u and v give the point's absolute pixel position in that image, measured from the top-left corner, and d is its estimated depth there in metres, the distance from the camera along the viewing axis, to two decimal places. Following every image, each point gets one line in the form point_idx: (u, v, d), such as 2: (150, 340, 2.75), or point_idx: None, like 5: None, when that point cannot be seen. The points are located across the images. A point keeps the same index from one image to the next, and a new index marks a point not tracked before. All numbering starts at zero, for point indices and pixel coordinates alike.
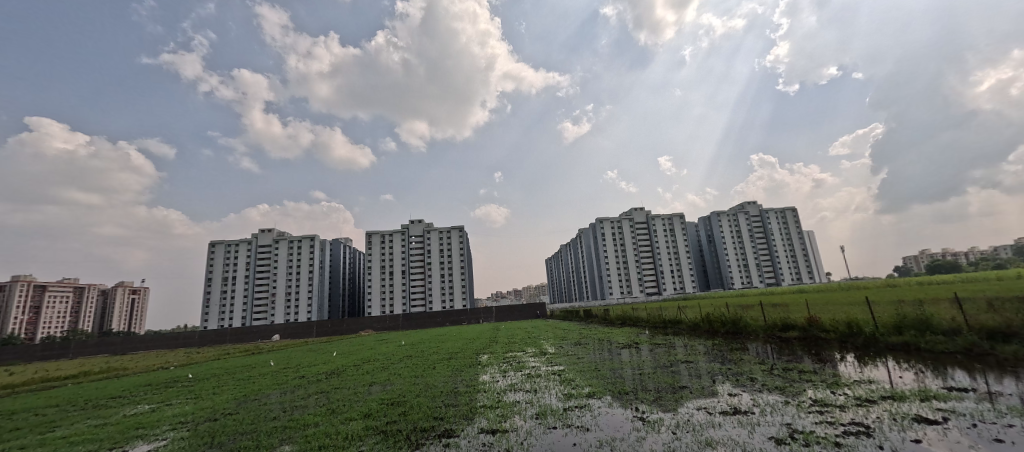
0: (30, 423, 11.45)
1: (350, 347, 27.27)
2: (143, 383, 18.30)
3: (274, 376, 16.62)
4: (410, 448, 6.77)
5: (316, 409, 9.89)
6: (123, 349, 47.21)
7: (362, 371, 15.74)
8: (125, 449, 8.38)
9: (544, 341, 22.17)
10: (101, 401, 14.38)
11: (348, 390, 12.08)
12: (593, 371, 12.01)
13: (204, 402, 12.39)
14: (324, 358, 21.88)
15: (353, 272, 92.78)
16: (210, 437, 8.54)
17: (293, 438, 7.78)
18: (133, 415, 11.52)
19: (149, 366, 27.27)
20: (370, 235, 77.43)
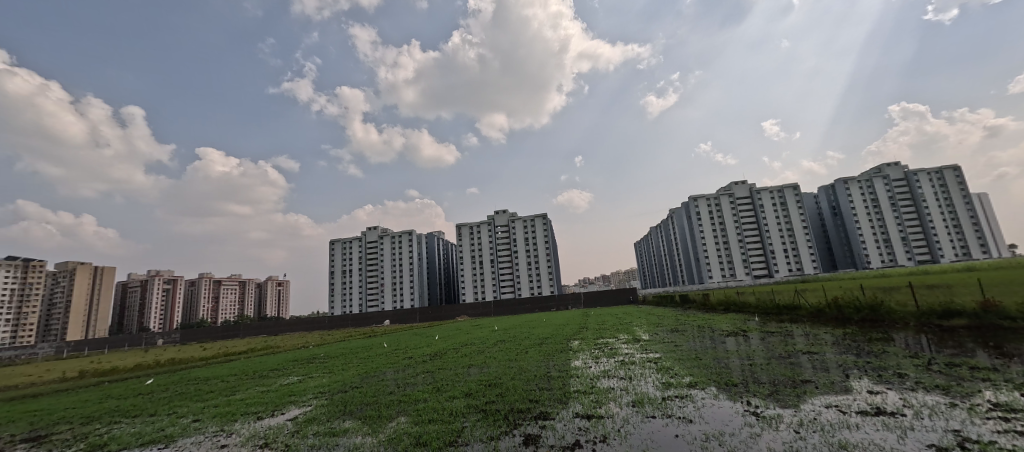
0: (219, 387, 14.58)
1: (449, 332, 29.33)
2: (290, 359, 22.03)
3: (388, 356, 18.71)
4: (509, 427, 7.06)
5: (423, 387, 10.84)
6: (274, 331, 57.30)
7: (461, 353, 16.84)
8: (282, 411, 10.20)
9: (638, 327, 21.27)
10: (262, 372, 17.65)
11: (450, 370, 13.04)
12: (694, 360, 11.21)
13: (335, 377, 14.44)
14: (428, 341, 23.87)
15: (446, 262, 99.31)
16: (341, 405, 9.94)
17: (406, 412, 8.65)
18: (284, 385, 13.92)
19: (293, 345, 32.65)
20: (460, 227, 81.88)
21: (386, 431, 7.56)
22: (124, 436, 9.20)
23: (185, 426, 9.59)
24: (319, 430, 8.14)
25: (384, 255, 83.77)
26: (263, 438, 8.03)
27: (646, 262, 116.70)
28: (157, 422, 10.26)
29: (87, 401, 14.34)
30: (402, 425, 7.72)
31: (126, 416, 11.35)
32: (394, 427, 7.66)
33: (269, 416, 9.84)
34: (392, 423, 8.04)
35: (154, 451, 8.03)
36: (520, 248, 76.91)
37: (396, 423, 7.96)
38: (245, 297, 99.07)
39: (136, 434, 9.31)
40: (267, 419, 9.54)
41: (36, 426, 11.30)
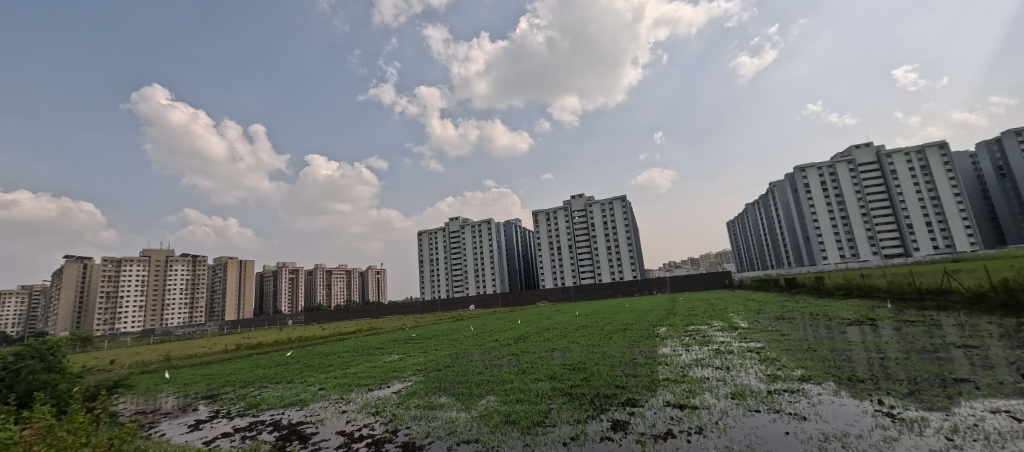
0: (336, 362, 16.81)
1: (531, 317, 29.97)
2: (390, 340, 24.48)
3: (475, 338, 19.84)
4: (595, 411, 7.03)
5: (509, 369, 11.27)
6: (376, 315, 63.94)
7: (543, 338, 17.10)
8: (387, 385, 11.43)
9: (734, 314, 19.53)
10: (368, 351, 19.90)
11: (533, 354, 13.34)
12: (806, 351, 9.97)
13: (429, 356, 15.71)
14: (511, 325, 24.70)
15: (525, 249, 101.01)
16: (436, 382, 10.81)
17: (495, 391, 9.09)
18: (387, 362, 15.56)
19: (392, 328, 36.15)
20: (537, 214, 82.40)
21: (477, 407, 8.05)
22: (270, 398, 11.15)
23: (313, 393, 11.27)
24: (419, 403, 8.96)
25: (466, 243, 87.94)
26: (374, 408, 9.07)
27: (741, 243, 106.00)
28: (292, 388, 12.22)
29: (241, 369, 17.57)
30: (492, 404, 8.14)
31: (269, 382, 13.70)
32: (484, 405, 8.11)
33: (377, 388, 11.09)
34: (482, 400, 8.51)
35: (294, 411, 9.64)
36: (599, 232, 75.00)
37: (485, 401, 8.43)
38: (350, 284, 111.92)
39: (278, 397, 11.19)
40: (375, 391, 10.75)
41: (210, 386, 14.21)
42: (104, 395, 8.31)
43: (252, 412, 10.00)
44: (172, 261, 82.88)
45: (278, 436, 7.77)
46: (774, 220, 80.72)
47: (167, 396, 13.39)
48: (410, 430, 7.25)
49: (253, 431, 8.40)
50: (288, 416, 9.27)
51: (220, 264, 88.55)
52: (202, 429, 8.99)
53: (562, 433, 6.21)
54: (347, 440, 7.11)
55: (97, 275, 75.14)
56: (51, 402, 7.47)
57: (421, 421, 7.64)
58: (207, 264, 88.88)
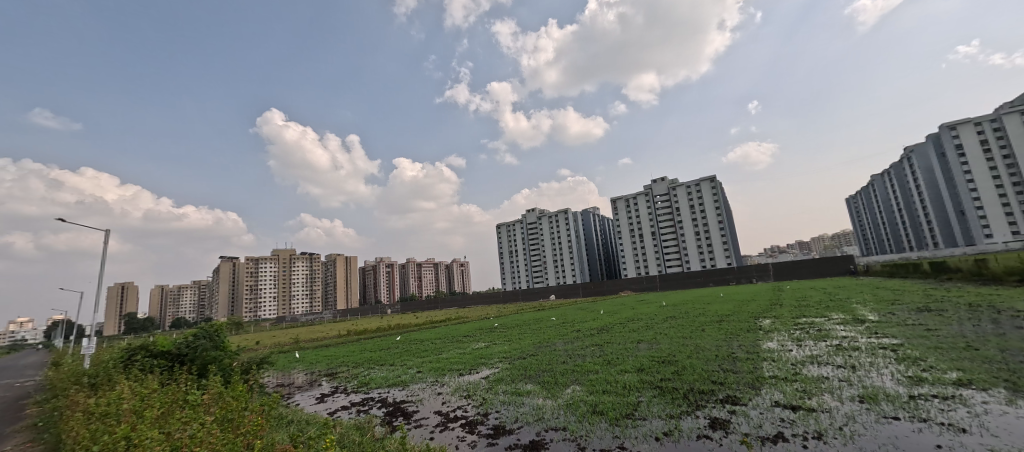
0: (430, 348, 18.17)
1: (613, 307, 29.12)
2: (477, 328, 25.71)
3: (558, 328, 19.93)
4: (690, 407, 6.62)
5: (595, 359, 11.12)
6: (462, 304, 67.64)
7: (629, 328, 16.51)
8: (476, 370, 12.06)
9: (859, 305, 16.76)
10: (457, 338, 21.18)
11: (619, 345, 12.94)
12: (965, 350, 8.17)
13: (514, 345, 16.18)
14: (593, 316, 24.29)
15: (605, 238, 98.21)
16: (522, 370, 11.09)
17: (580, 381, 9.07)
18: (475, 349, 16.39)
19: (478, 317, 37.92)
20: (615, 201, 79.50)
21: (564, 396, 8.12)
22: (377, 378, 12.50)
23: (412, 375, 12.38)
24: (507, 389, 9.30)
25: (544, 234, 88.34)
26: (466, 391, 9.65)
27: (866, 222, 90.20)
28: (395, 370, 13.54)
29: (352, 352, 19.96)
30: (578, 393, 8.12)
31: (375, 364, 15.36)
32: (571, 394, 8.13)
33: (468, 374, 11.75)
34: (568, 390, 8.54)
35: (398, 391, 10.67)
36: (685, 217, 69.88)
37: (571, 390, 8.45)
38: (438, 276, 119.80)
39: (383, 378, 12.50)
40: (466, 376, 11.41)
41: (329, 366, 16.42)
42: (254, 369, 10.09)
43: (364, 389, 11.32)
44: (294, 258, 96.73)
45: (386, 412, 8.70)
46: (912, 192, 67.17)
47: (298, 373, 15.77)
48: (499, 414, 7.57)
49: (366, 406, 9.51)
50: (392, 394, 10.31)
51: (330, 259, 101.03)
52: (325, 402, 10.44)
53: (654, 428, 5.96)
54: (443, 420, 7.67)
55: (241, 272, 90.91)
56: (218, 374, 9.29)
57: (509, 406, 7.94)
58: (320, 260, 102.13)
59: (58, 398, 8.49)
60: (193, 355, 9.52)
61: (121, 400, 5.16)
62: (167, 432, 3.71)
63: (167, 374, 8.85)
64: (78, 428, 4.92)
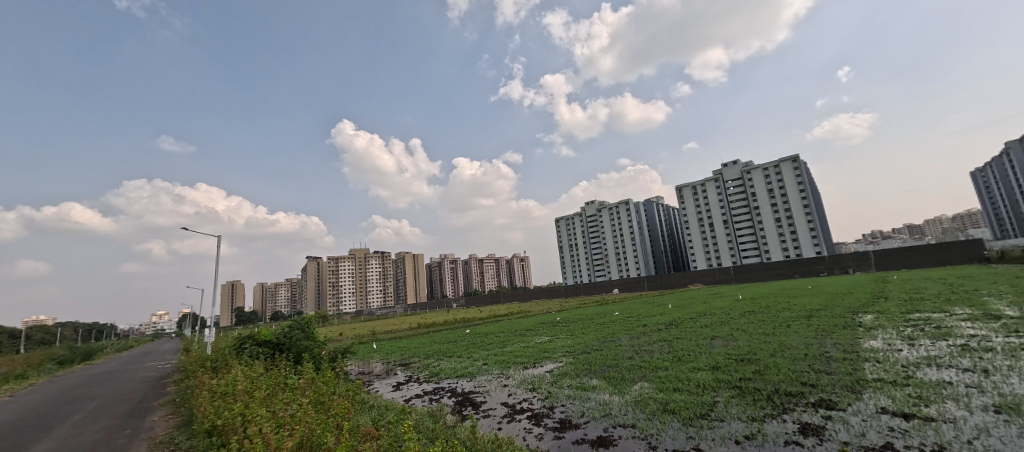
0: (494, 341, 18.61)
1: (682, 301, 27.60)
2: (540, 322, 25.85)
3: (623, 323, 19.36)
4: (775, 410, 6.07)
5: (665, 355, 10.61)
6: (524, 298, 68.45)
7: (701, 324, 15.54)
8: (540, 364, 12.11)
9: (991, 299, 14.14)
10: (520, 332, 21.47)
11: (691, 341, 12.24)
12: None
13: (577, 339, 16.03)
14: (661, 310, 23.22)
15: (670, 229, 93.29)
16: (587, 365, 10.94)
17: (649, 377, 8.73)
18: (538, 343, 16.48)
19: (540, 310, 38.08)
20: (681, 188, 75.08)
21: (631, 392, 7.88)
22: (446, 369, 13.12)
23: (478, 367, 12.78)
24: (572, 383, 9.25)
25: (605, 226, 86.13)
26: (531, 384, 9.75)
27: (1000, 200, 75.54)
28: (462, 362, 14.10)
29: (423, 344, 21.16)
30: (647, 390, 7.82)
31: (445, 356, 16.11)
32: (639, 391, 7.86)
33: (532, 367, 11.86)
34: (636, 386, 8.27)
35: (466, 382, 11.11)
36: (762, 202, 64.03)
37: (639, 386, 8.17)
38: (500, 271, 122.21)
39: (452, 369, 13.08)
40: (531, 369, 11.54)
41: (403, 356, 17.55)
42: (338, 358, 11.08)
43: (435, 379, 11.95)
44: (368, 256, 104.42)
45: (456, 402, 9.08)
46: None
47: (376, 362, 17.07)
48: (565, 408, 7.56)
49: (437, 395, 10.03)
50: (461, 385, 10.76)
51: (399, 257, 107.52)
52: (401, 389, 11.18)
53: (733, 430, 5.57)
54: (510, 411, 7.84)
55: (324, 270, 100.22)
56: (309, 361, 10.35)
57: (575, 401, 7.90)
58: (391, 258, 109.17)
59: (189, 377, 10.05)
60: (289, 343, 10.71)
61: (237, 381, 5.98)
62: (273, 411, 4.21)
63: (270, 360, 10.06)
64: (206, 405, 5.78)
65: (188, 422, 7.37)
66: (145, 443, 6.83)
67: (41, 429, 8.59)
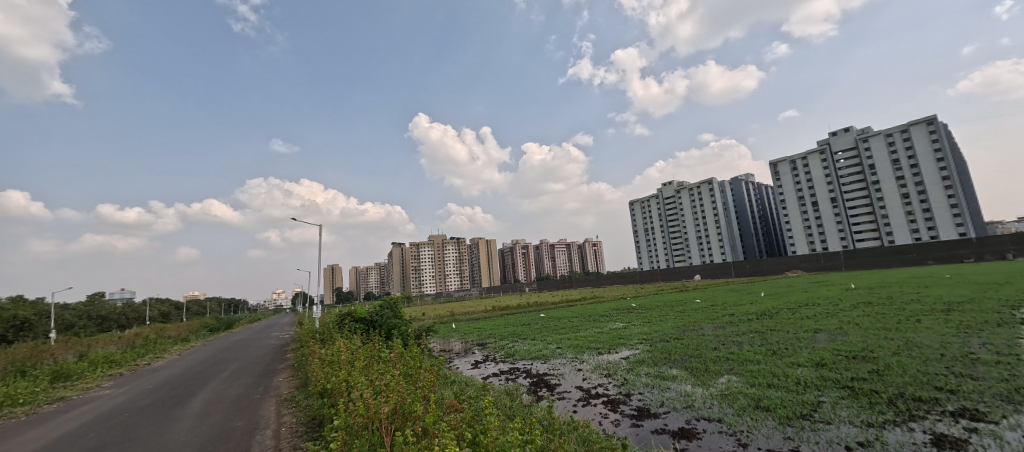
0: (567, 326, 18.61)
1: (777, 290, 24.90)
2: (614, 308, 25.23)
3: (707, 311, 18.05)
4: (899, 417, 5.25)
5: (758, 348, 9.67)
6: (597, 283, 67.19)
7: (801, 314, 13.88)
8: (615, 350, 11.82)
9: None
10: (594, 317, 21.17)
11: (788, 333, 11.02)
12: None
13: (655, 327, 15.32)
14: (750, 299, 21.20)
15: (762, 209, 84.09)
16: (666, 353, 10.43)
17: (737, 371, 8.07)
18: (613, 329, 16.10)
19: (614, 296, 37.19)
20: (777, 164, 67.21)
21: (717, 385, 7.38)
22: (521, 351, 13.46)
23: (552, 351, 12.91)
24: (650, 371, 8.91)
25: (684, 208, 80.51)
26: (606, 370, 9.59)
27: None
28: (536, 345, 14.35)
29: (498, 326, 21.96)
30: (736, 384, 7.25)
31: (519, 338, 16.54)
32: (725, 384, 7.33)
33: (607, 353, 11.63)
34: (722, 379, 7.71)
35: (540, 364, 11.29)
36: (884, 175, 54.74)
37: (726, 380, 7.60)
38: (571, 256, 121.21)
39: (526, 351, 13.37)
40: (606, 355, 11.32)
41: (480, 337, 18.39)
42: (423, 335, 11.98)
43: (510, 359, 12.35)
44: (445, 242, 110.26)
45: (531, 382, 9.31)
46: None
47: (455, 341, 18.12)
48: (643, 396, 7.32)
49: (513, 375, 10.39)
50: (536, 366, 10.99)
51: (474, 242, 111.95)
52: (479, 368, 11.76)
53: (843, 435, 4.95)
54: (586, 395, 7.82)
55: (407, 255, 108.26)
56: (399, 337, 11.35)
57: (654, 389, 7.61)
58: (466, 244, 114.08)
59: (303, 347, 11.66)
60: (380, 321, 11.81)
61: (341, 352, 6.76)
62: (372, 379, 4.70)
63: (366, 335, 11.21)
64: (317, 372, 6.62)
65: (305, 385, 8.56)
66: (273, 399, 8.09)
67: (201, 382, 10.66)
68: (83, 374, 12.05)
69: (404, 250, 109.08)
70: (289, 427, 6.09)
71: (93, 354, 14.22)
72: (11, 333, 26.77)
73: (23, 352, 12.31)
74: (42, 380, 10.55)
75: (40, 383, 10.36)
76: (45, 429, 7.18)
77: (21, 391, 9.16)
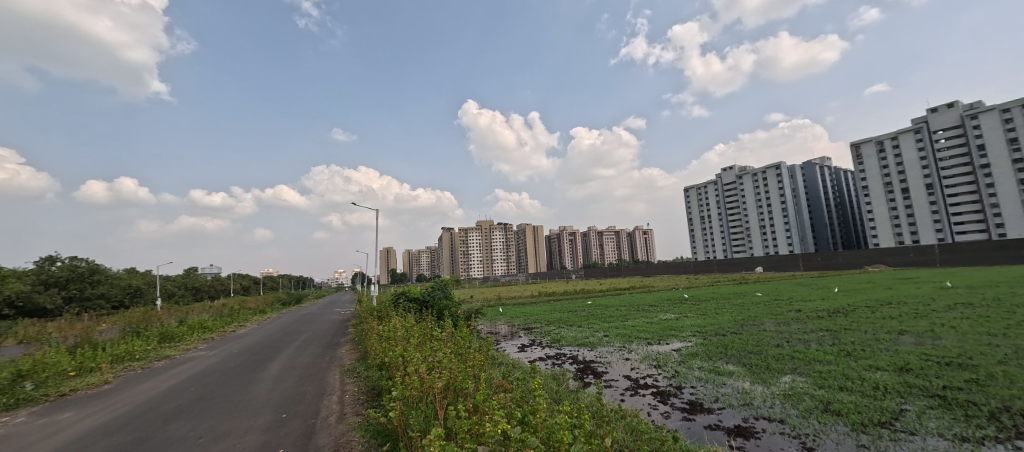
0: (615, 314, 18.30)
1: (853, 286, 22.57)
2: (665, 299, 24.37)
3: (769, 305, 16.86)
4: (1002, 434, 4.62)
5: (828, 348, 8.88)
6: (647, 273, 65.09)
7: (882, 314, 12.50)
8: (667, 342, 11.45)
9: None
10: (643, 307, 20.57)
11: (866, 333, 9.99)
12: None
13: (710, 319, 14.59)
14: (821, 294, 19.45)
15: (839, 196, 76.13)
16: (722, 348, 9.90)
17: (802, 370, 7.50)
18: (663, 320, 15.56)
19: (665, 286, 35.89)
20: (861, 146, 61.04)
21: (779, 384, 6.91)
22: (568, 337, 13.46)
23: (599, 338, 12.77)
24: (704, 365, 8.53)
25: (747, 195, 74.99)
26: (656, 361, 9.32)
27: None
28: (583, 332, 14.27)
29: (544, 312, 22.08)
30: (801, 384, 6.75)
31: (566, 324, 16.53)
32: (789, 384, 6.84)
33: (657, 344, 11.31)
34: (785, 378, 7.20)
35: (587, 351, 11.22)
36: (994, 156, 46.46)
37: (790, 379, 7.09)
38: (620, 244, 118.11)
39: (573, 337, 13.36)
40: (656, 346, 11.00)
41: (526, 322, 18.62)
42: (471, 317, 12.35)
43: (557, 345, 12.41)
44: (493, 227, 111.86)
45: (578, 368, 9.31)
46: None
47: (502, 324, 18.49)
48: (695, 390, 7.04)
49: (559, 360, 10.43)
50: (582, 353, 10.95)
51: (521, 228, 112.57)
52: (525, 351, 11.94)
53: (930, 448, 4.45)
54: (634, 384, 7.69)
55: (456, 239, 111.44)
56: (449, 317, 11.79)
57: (707, 384, 7.30)
58: (513, 229, 115.09)
59: (362, 322, 12.51)
60: (432, 301, 12.33)
61: (397, 329, 7.16)
62: (425, 355, 4.96)
63: (419, 314, 11.77)
64: (376, 346, 7.08)
65: (364, 357, 9.21)
66: (337, 369, 8.80)
67: (276, 349, 11.86)
68: (182, 337, 13.85)
69: (453, 234, 112.32)
70: (352, 395, 6.60)
71: (190, 320, 16.28)
72: (127, 299, 31.34)
73: (137, 316, 14.36)
74: (152, 340, 12.27)
75: (150, 342, 12.07)
76: (156, 382, 8.39)
77: (136, 348, 10.73)
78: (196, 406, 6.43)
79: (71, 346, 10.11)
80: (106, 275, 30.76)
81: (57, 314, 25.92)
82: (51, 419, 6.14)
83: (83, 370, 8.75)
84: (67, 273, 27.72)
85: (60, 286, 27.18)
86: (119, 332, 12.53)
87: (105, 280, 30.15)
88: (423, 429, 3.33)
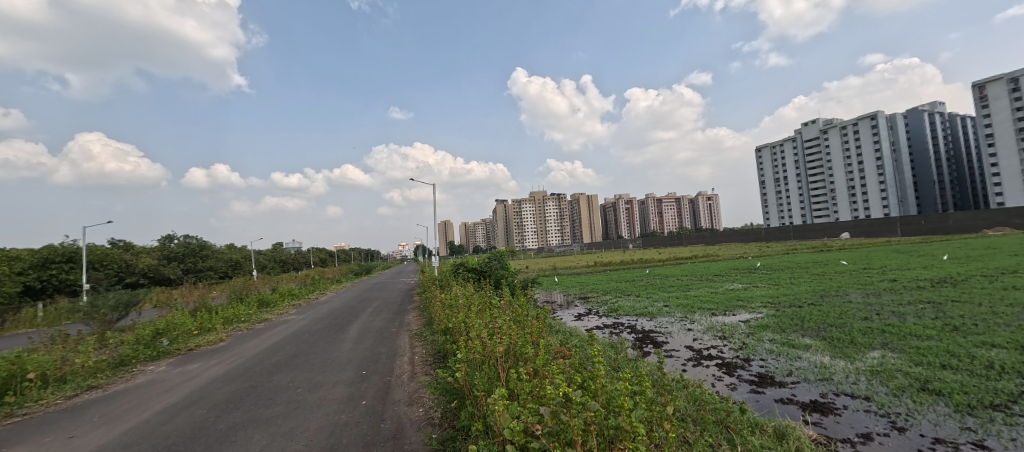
0: (678, 284, 17.73)
1: (965, 252, 19.64)
2: (730, 268, 23.02)
3: (855, 274, 15.28)
4: None
5: (929, 322, 7.87)
6: (711, 241, 61.33)
7: (1000, 284, 10.81)
8: (734, 312, 10.89)
9: None
10: (706, 277, 19.64)
11: (979, 306, 8.68)
12: None
13: (783, 290, 13.59)
14: (921, 262, 17.18)
15: (953, 148, 64.99)
16: (797, 320, 9.19)
17: (895, 345, 6.77)
18: (729, 290, 14.81)
19: (731, 255, 33.78)
20: (986, 86, 51.40)
21: (866, 360, 6.32)
22: (626, 306, 13.31)
23: (659, 308, 12.50)
24: (776, 338, 8.01)
25: (832, 152, 66.70)
26: (721, 332, 8.92)
27: None
28: (642, 301, 14.01)
29: (600, 281, 21.93)
30: (893, 360, 6.12)
31: (623, 294, 16.33)
32: (877, 360, 6.23)
33: (722, 314, 10.82)
34: (873, 354, 6.55)
35: (646, 321, 11.04)
36: None
37: (879, 355, 6.43)
38: (682, 211, 111.97)
39: (631, 307, 13.19)
40: (721, 317, 10.49)
41: (583, 291, 18.72)
42: (528, 286, 12.52)
43: (614, 314, 12.35)
44: (547, 199, 111.41)
45: (636, 338, 9.20)
46: None
47: (558, 294, 18.81)
48: (765, 363, 6.69)
49: (617, 329, 10.41)
50: (641, 323, 10.79)
51: (575, 198, 110.75)
52: (583, 319, 12.09)
53: None
54: (697, 355, 7.46)
55: (510, 212, 112.71)
56: (506, 286, 12.06)
57: (780, 357, 6.88)
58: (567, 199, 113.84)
59: (426, 291, 13.39)
60: (489, 271, 12.73)
61: (458, 298, 7.53)
62: (486, 322, 5.17)
63: (477, 284, 12.22)
64: (440, 313, 7.50)
65: (429, 324, 9.86)
66: (406, 333, 9.55)
67: (354, 315, 13.08)
68: (276, 303, 15.78)
69: (507, 206, 113.63)
70: (421, 357, 7.13)
71: (280, 289, 18.44)
72: (230, 270, 36.10)
73: (240, 284, 16.50)
74: (253, 306, 14.12)
75: (252, 307, 13.92)
76: (259, 340, 9.71)
77: (241, 312, 12.40)
78: (292, 362, 7.35)
79: (192, 310, 11.93)
80: (212, 250, 35.53)
81: (180, 283, 30.68)
82: (184, 369, 7.39)
83: (202, 330, 10.29)
84: (183, 249, 32.41)
85: (179, 259, 32.02)
86: (227, 297, 14.59)
87: (212, 254, 34.88)
88: (487, 389, 3.52)
